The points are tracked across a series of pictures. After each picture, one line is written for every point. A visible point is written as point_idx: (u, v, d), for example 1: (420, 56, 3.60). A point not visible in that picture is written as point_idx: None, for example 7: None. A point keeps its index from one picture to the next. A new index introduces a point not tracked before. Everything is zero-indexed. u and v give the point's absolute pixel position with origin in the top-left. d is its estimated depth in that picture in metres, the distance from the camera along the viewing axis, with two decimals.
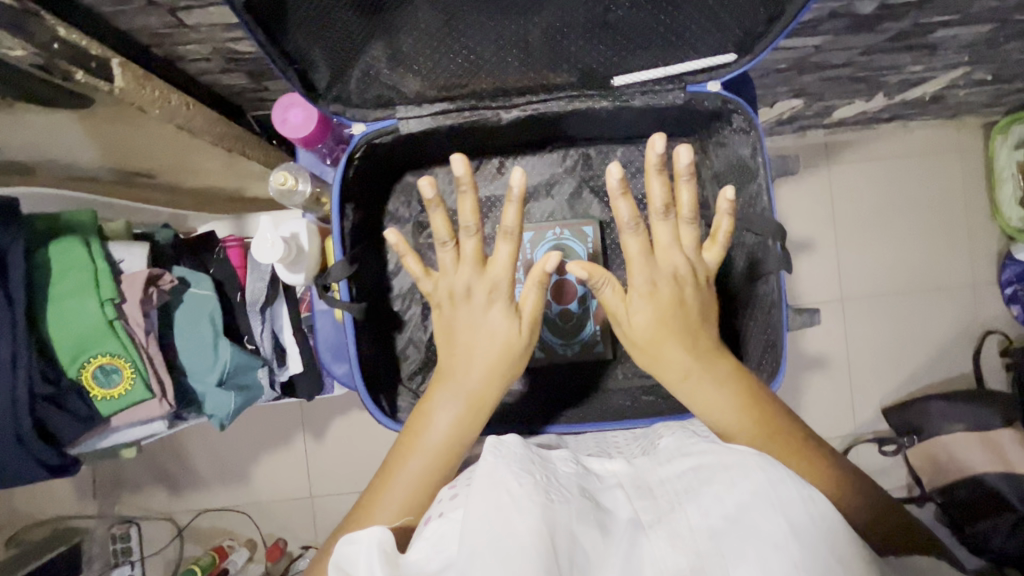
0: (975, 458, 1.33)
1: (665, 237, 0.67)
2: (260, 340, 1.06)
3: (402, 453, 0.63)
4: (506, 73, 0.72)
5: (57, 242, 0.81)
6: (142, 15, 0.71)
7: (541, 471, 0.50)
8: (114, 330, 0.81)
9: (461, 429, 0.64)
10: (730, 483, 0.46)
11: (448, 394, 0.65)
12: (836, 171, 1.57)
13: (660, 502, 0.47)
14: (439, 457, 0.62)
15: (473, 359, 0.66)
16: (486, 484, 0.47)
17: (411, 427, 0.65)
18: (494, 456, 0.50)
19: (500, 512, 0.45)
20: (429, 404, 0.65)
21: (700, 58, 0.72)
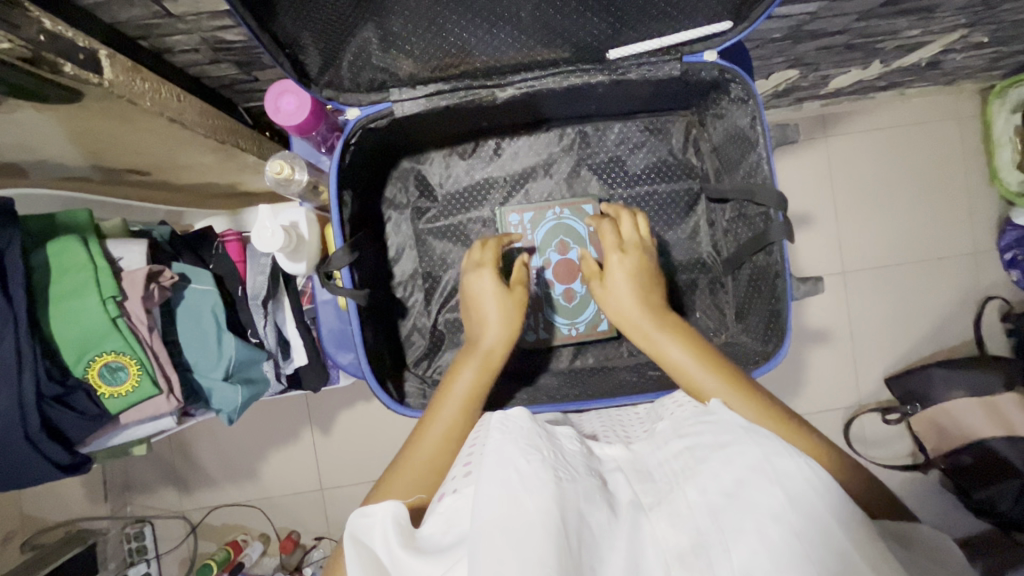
0: (977, 422, 1.34)
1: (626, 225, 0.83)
2: (263, 334, 1.07)
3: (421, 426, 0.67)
4: (500, 51, 0.71)
5: (53, 241, 0.80)
6: (127, 6, 0.69)
7: (549, 447, 0.50)
8: (118, 327, 0.81)
9: (479, 391, 0.70)
10: (726, 461, 0.47)
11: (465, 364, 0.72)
12: (833, 142, 1.56)
13: (658, 486, 0.49)
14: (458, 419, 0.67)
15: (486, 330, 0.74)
16: (495, 463, 0.47)
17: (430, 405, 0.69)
18: (500, 434, 0.51)
19: (510, 493, 0.44)
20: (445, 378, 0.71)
21: (696, 27, 0.71)
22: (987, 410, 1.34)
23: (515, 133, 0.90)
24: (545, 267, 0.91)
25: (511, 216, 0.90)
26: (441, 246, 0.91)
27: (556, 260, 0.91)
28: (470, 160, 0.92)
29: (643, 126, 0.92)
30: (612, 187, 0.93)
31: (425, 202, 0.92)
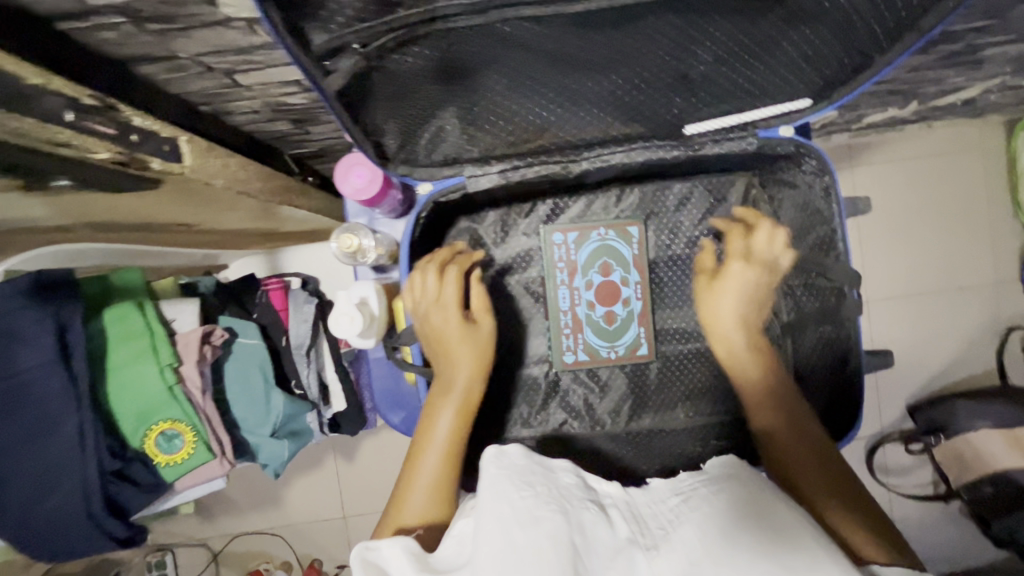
0: (998, 452, 1.32)
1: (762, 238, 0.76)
2: (307, 383, 1.06)
3: (410, 466, 0.65)
4: (575, 126, 0.69)
5: (110, 309, 0.78)
6: (198, 80, 0.67)
7: (543, 480, 0.54)
8: (175, 396, 0.80)
9: (460, 433, 0.66)
10: (710, 501, 0.52)
11: (438, 401, 0.67)
12: (860, 173, 1.56)
13: (652, 531, 0.52)
14: (440, 462, 0.64)
15: (459, 355, 0.68)
16: (490, 497, 0.51)
17: (416, 442, 0.66)
18: (497, 469, 0.55)
19: (507, 530, 0.47)
20: (430, 414, 0.67)
21: (776, 105, 0.70)
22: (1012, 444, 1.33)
23: (573, 193, 0.88)
24: (586, 288, 0.89)
25: (555, 235, 0.88)
26: (500, 307, 0.90)
27: (599, 282, 0.89)
28: (526, 219, 0.90)
29: (700, 187, 0.90)
30: (669, 247, 0.91)
31: (480, 262, 0.90)
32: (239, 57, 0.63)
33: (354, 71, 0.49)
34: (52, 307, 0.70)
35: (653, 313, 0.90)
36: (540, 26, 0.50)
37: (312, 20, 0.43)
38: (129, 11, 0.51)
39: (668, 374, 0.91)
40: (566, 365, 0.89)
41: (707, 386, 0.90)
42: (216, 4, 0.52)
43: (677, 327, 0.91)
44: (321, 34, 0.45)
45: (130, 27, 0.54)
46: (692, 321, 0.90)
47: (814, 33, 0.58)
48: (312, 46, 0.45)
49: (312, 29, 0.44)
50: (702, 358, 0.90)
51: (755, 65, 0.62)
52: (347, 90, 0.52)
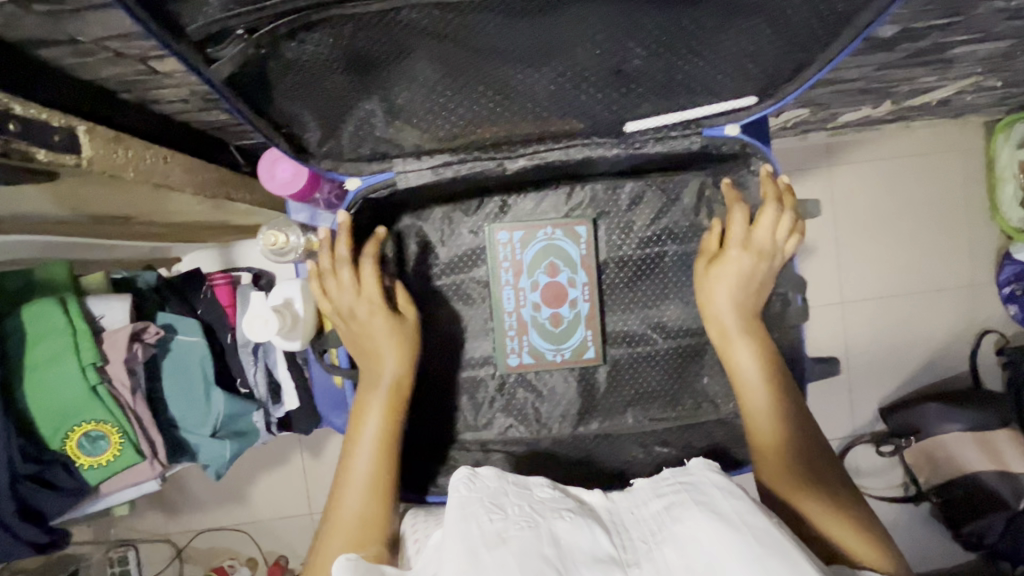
0: (968, 456, 1.33)
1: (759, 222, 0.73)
2: (253, 382, 1.03)
3: (347, 459, 0.64)
4: (510, 121, 0.66)
5: (29, 306, 0.75)
6: (111, 65, 0.64)
7: (514, 500, 0.46)
8: (99, 396, 0.76)
9: (394, 424, 0.66)
10: (700, 527, 0.41)
11: (366, 399, 0.66)
12: (837, 172, 1.53)
13: (634, 544, 0.42)
14: (374, 456, 0.63)
15: (383, 348, 0.67)
16: (454, 525, 0.44)
17: (352, 434, 0.65)
18: (465, 492, 0.47)
19: (469, 552, 0.41)
20: (361, 408, 0.66)
21: (719, 102, 0.67)
22: (983, 448, 1.33)
23: (521, 191, 0.85)
24: (533, 289, 0.87)
25: (500, 233, 0.85)
26: (444, 308, 0.87)
27: (545, 283, 0.87)
28: (474, 216, 0.87)
29: (650, 186, 0.86)
30: (620, 247, 0.88)
31: (423, 260, 0.87)
32: (148, 43, 0.59)
33: (242, 59, 0.46)
34: None
35: (603, 315, 0.88)
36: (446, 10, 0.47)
37: (181, 1, 0.40)
38: None
39: (617, 378, 0.88)
40: (511, 368, 0.87)
41: (658, 390, 0.87)
42: None
43: (627, 330, 0.88)
44: (194, 17, 0.41)
45: (15, 8, 0.51)
46: (641, 323, 0.88)
47: (751, 26, 0.55)
48: (186, 30, 0.42)
49: (180, 9, 0.40)
50: (652, 361, 0.88)
51: (692, 59, 0.59)
52: (238, 77, 0.49)
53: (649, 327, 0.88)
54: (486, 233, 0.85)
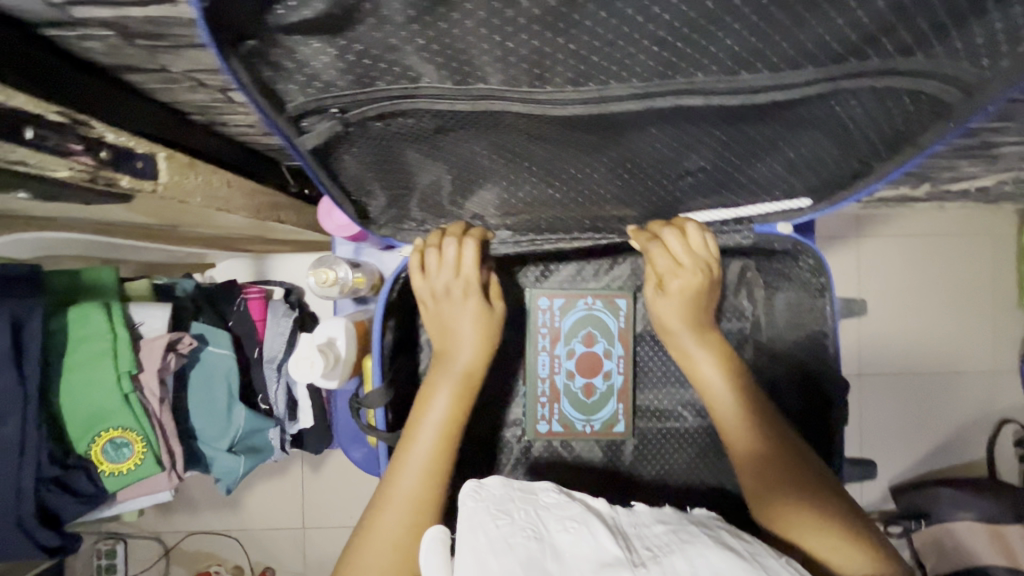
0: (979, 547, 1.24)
1: (685, 235, 0.68)
2: (274, 398, 1.04)
3: (406, 443, 0.63)
4: (567, 200, 0.67)
5: (75, 307, 0.76)
6: (191, 92, 0.66)
7: (521, 508, 0.46)
8: (129, 404, 0.77)
9: (460, 414, 0.64)
10: (703, 548, 0.42)
11: (438, 379, 0.65)
12: (869, 247, 1.51)
13: (639, 551, 0.42)
14: (437, 445, 0.62)
15: (464, 334, 0.67)
16: (462, 534, 0.45)
17: (412, 418, 0.64)
18: (473, 502, 0.47)
19: (477, 557, 0.42)
20: (428, 392, 0.65)
21: (772, 201, 0.69)
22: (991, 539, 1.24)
23: (566, 261, 0.85)
24: (567, 356, 0.87)
25: (540, 299, 0.85)
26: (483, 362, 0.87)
27: (581, 352, 0.87)
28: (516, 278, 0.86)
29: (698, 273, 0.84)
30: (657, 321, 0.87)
31: None
32: None
33: (330, 133, 0.49)
34: (9, 304, 0.68)
35: (636, 390, 0.88)
36: (535, 117, 0.51)
37: (286, 81, 0.42)
38: (119, 25, 0.50)
39: (646, 452, 0.87)
40: (539, 435, 0.86)
41: (687, 470, 0.86)
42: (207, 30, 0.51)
43: (660, 407, 0.88)
44: (296, 93, 0.44)
45: (120, 41, 0.53)
46: (675, 399, 0.88)
47: (821, 127, 0.56)
48: (287, 106, 0.44)
49: (284, 84, 0.42)
50: (683, 439, 0.87)
51: (756, 158, 0.61)
52: (323, 147, 0.51)
53: (680, 404, 0.87)
54: (526, 296, 0.86)
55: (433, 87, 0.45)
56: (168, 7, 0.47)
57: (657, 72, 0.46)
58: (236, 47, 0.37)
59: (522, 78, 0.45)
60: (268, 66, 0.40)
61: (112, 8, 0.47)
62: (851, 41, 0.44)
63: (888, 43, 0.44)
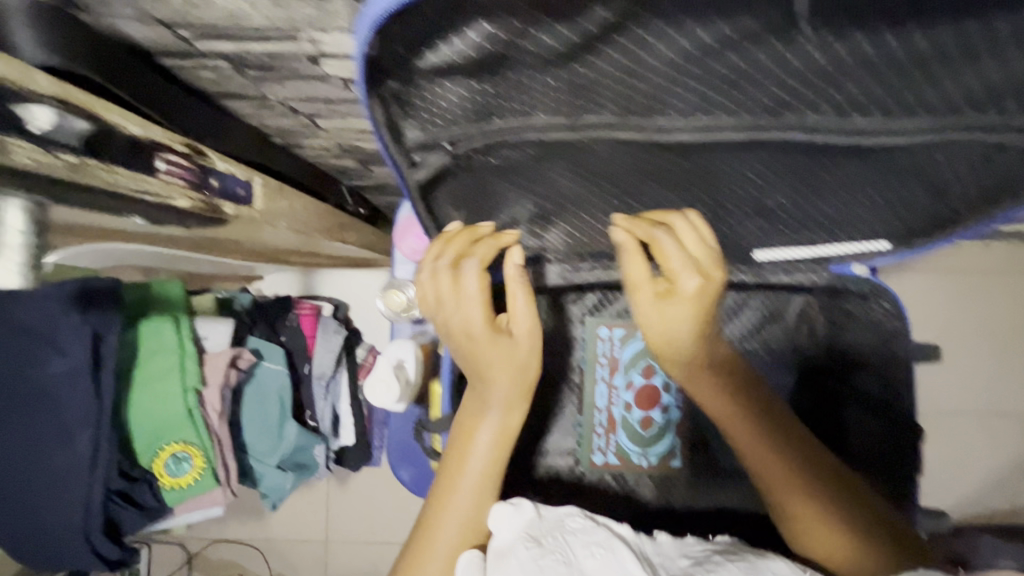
0: None
1: (671, 248, 0.52)
2: (320, 416, 1.05)
3: (448, 473, 0.57)
4: (644, 229, 0.66)
5: (146, 322, 0.78)
6: (279, 118, 0.68)
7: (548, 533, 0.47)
8: (193, 418, 0.79)
9: (507, 444, 0.58)
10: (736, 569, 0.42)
11: (477, 402, 0.57)
12: (955, 275, 1.28)
13: None
14: (483, 482, 0.56)
15: (495, 365, 0.56)
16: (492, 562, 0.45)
17: (453, 444, 0.58)
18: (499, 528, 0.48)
19: None
20: (471, 418, 0.57)
21: (856, 241, 0.68)
22: None
23: (624, 294, 0.81)
24: (625, 387, 0.86)
25: (601, 329, 0.85)
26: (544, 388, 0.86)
27: (639, 383, 0.86)
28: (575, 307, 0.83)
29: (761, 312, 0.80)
30: None
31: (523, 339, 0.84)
32: (326, 106, 0.63)
33: (438, 167, 0.49)
34: (93, 317, 0.69)
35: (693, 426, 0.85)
36: (635, 157, 0.51)
37: (411, 117, 0.43)
38: (234, 55, 0.51)
39: (702, 490, 0.83)
40: (593, 467, 0.85)
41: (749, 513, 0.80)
42: (316, 63, 0.52)
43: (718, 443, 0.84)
44: (414, 129, 0.44)
45: (231, 71, 0.54)
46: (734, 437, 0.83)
47: (925, 180, 0.55)
48: (405, 141, 0.45)
49: (408, 124, 0.43)
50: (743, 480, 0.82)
51: (848, 200, 0.59)
52: (428, 181, 0.50)
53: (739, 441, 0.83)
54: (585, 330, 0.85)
55: (546, 120, 0.45)
56: (288, 44, 0.48)
57: (769, 109, 0.44)
58: (378, 87, 0.38)
59: (637, 113, 0.45)
60: (398, 103, 0.40)
61: (235, 42, 0.48)
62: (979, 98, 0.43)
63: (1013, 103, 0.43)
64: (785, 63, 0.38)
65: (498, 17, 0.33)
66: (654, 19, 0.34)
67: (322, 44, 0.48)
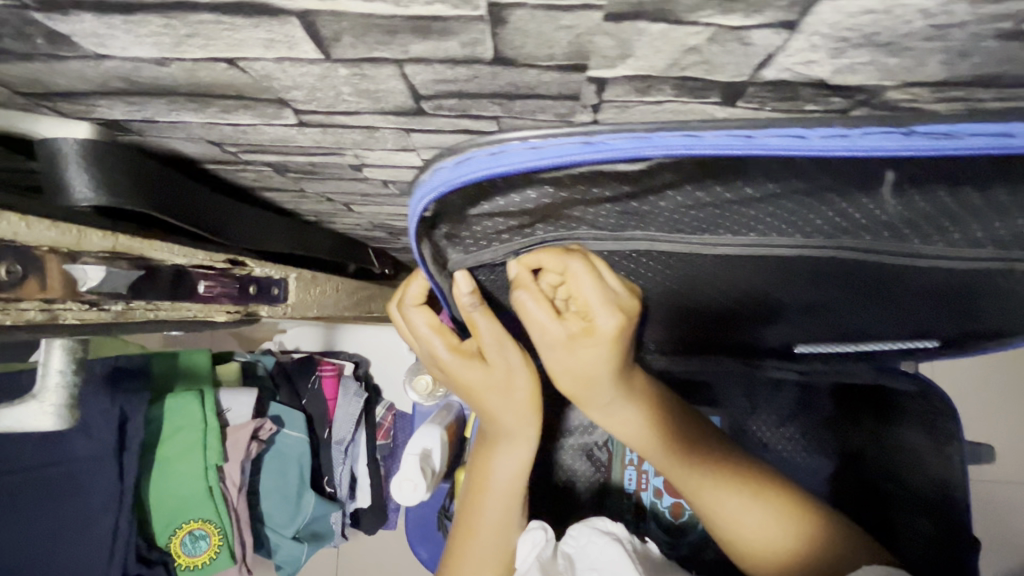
0: None
1: (586, 291, 0.42)
2: (338, 480, 1.03)
3: (468, 510, 0.57)
4: (680, 320, 0.61)
5: (172, 396, 0.77)
6: (315, 204, 0.67)
7: None
8: (212, 494, 0.77)
9: (523, 474, 0.56)
10: None
11: (489, 440, 0.56)
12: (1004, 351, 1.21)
13: None
14: (504, 512, 0.56)
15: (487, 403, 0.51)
16: None
17: (470, 479, 0.57)
18: None
19: None
20: (484, 454, 0.56)
21: (897, 340, 0.64)
22: None
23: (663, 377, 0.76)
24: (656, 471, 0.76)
25: None
26: (567, 471, 0.75)
27: None
28: None
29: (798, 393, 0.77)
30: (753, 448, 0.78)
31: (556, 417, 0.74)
32: (363, 197, 0.62)
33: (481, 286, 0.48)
34: (121, 397, 0.70)
35: None
36: (675, 271, 0.48)
37: (457, 247, 0.41)
38: (278, 164, 0.50)
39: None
40: None
41: None
42: (359, 168, 0.51)
43: None
44: (455, 251, 0.42)
45: (273, 173, 0.54)
46: None
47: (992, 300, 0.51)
48: (448, 265, 0.43)
49: (450, 248, 0.41)
50: None
51: (905, 313, 0.56)
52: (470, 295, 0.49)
53: None
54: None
55: (589, 232, 0.41)
56: (333, 156, 0.47)
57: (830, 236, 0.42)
58: (429, 229, 0.36)
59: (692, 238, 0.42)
60: (444, 236, 0.39)
61: (279, 154, 0.48)
62: None
63: None
64: (852, 209, 0.36)
65: (563, 184, 0.32)
66: (718, 179, 0.33)
67: (367, 157, 0.47)
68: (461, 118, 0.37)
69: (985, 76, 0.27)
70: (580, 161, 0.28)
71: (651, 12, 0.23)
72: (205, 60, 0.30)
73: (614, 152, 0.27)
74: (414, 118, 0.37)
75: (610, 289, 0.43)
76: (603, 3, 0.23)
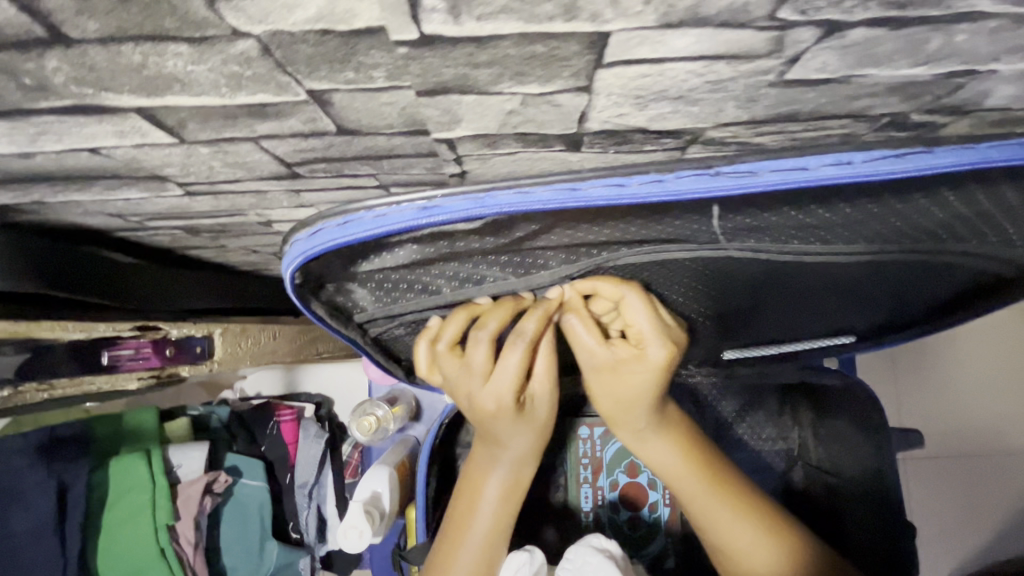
0: None
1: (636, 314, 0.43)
2: (303, 526, 0.99)
3: (450, 527, 0.51)
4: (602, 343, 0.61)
5: (117, 459, 0.76)
6: (244, 258, 0.68)
7: None
8: (165, 555, 0.76)
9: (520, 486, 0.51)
10: None
11: (484, 452, 0.51)
12: None
13: None
14: (496, 534, 0.51)
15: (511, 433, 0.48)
16: None
17: (458, 495, 0.52)
18: None
19: None
20: (475, 462, 0.51)
21: (815, 338, 0.66)
22: None
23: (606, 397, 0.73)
24: (611, 488, 0.76)
25: (581, 428, 0.75)
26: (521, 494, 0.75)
27: (624, 483, 0.76)
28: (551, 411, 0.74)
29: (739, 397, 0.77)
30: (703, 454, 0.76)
31: None
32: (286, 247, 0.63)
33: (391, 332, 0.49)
34: (59, 467, 0.69)
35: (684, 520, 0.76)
36: None
37: (357, 299, 0.42)
38: (188, 231, 0.51)
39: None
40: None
41: None
42: (269, 224, 0.52)
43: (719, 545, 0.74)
44: (353, 305, 0.42)
45: (186, 235, 0.55)
46: None
47: (888, 289, 0.54)
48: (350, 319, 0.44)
49: (349, 302, 0.42)
50: None
51: (816, 312, 0.58)
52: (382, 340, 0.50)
53: None
54: (564, 426, 0.76)
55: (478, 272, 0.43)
56: (237, 216, 0.49)
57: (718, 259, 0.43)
58: (315, 291, 0.38)
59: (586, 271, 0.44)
60: (333, 293, 0.40)
61: (184, 219, 0.49)
62: (918, 235, 0.42)
63: (950, 234, 0.43)
64: (718, 233, 0.38)
65: (425, 241, 0.34)
66: (579, 224, 0.35)
67: (270, 214, 0.48)
68: (338, 177, 0.38)
69: (785, 113, 0.29)
70: (423, 225, 0.29)
71: (457, 86, 0.25)
72: (67, 151, 0.31)
73: (450, 215, 0.29)
74: (295, 181, 0.39)
75: (668, 327, 0.44)
76: (409, 83, 0.25)
